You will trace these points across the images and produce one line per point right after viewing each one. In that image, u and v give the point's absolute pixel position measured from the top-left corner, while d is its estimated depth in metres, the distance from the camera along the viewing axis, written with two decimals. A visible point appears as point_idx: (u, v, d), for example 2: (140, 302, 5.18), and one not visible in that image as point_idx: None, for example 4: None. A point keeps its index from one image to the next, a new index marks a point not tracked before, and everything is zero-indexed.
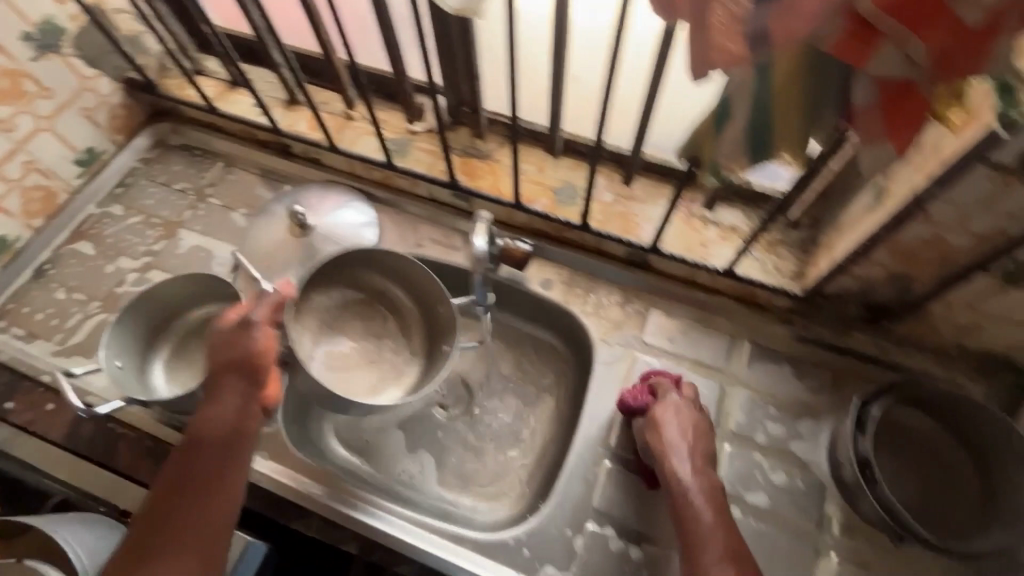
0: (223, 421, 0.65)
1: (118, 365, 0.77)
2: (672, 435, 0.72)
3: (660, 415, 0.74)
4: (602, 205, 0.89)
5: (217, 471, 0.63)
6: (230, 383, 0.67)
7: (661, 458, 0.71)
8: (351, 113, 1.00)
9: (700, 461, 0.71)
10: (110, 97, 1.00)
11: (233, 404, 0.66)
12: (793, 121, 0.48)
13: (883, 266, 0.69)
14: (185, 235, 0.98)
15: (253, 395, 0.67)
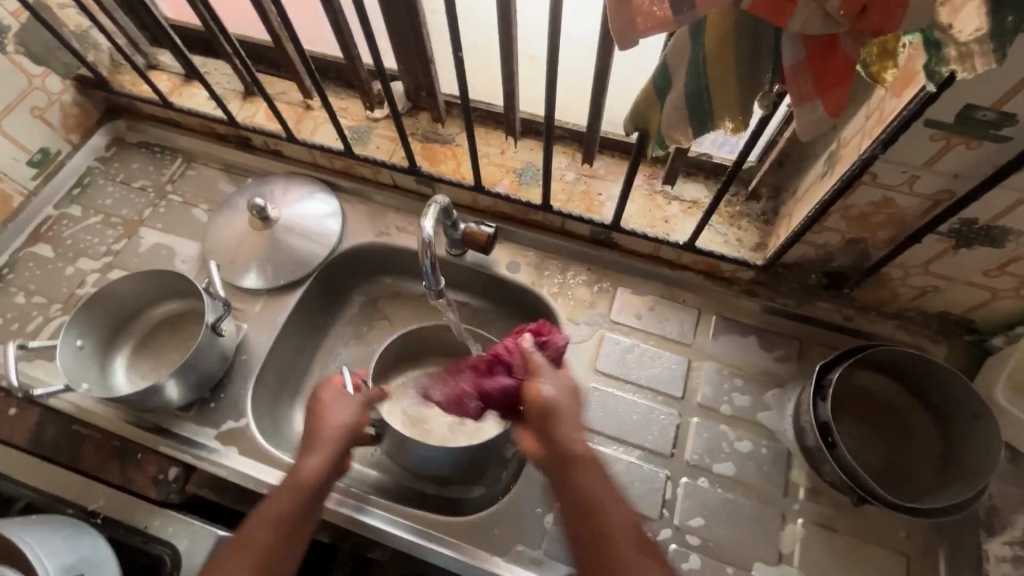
0: (315, 484, 0.64)
1: (78, 345, 0.77)
2: (562, 407, 0.60)
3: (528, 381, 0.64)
4: (564, 184, 0.89)
5: (296, 547, 0.60)
6: (323, 446, 0.67)
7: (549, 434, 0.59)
8: (309, 103, 0.98)
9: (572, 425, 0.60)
10: (60, 96, 0.98)
11: (327, 468, 0.65)
12: (731, 85, 0.48)
13: (839, 232, 0.69)
14: (146, 233, 0.96)
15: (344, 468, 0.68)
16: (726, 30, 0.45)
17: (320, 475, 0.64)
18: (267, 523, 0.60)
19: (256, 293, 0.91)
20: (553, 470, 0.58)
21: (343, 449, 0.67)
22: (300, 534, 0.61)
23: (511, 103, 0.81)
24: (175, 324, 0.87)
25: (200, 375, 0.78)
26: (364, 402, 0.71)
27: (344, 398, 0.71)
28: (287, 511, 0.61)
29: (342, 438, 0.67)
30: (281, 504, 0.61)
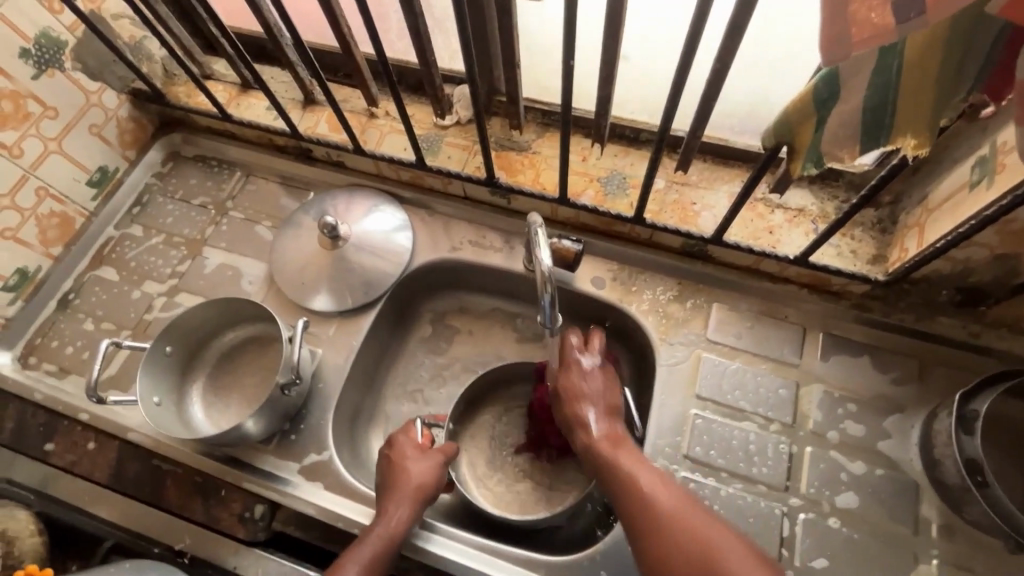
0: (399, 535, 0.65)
1: (168, 351, 0.75)
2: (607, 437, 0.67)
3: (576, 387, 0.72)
4: (654, 193, 0.82)
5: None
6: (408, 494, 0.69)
7: (600, 458, 0.65)
8: (374, 111, 0.93)
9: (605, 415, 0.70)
10: (117, 111, 0.94)
11: (409, 520, 0.67)
12: (921, 98, 0.41)
13: (988, 246, 0.62)
14: (209, 253, 0.92)
15: (417, 520, 0.69)
16: (933, 33, 0.38)
17: (401, 524, 0.66)
18: (350, 566, 0.61)
19: (326, 315, 0.87)
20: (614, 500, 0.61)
21: (420, 503, 0.69)
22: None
23: (604, 108, 0.74)
24: (255, 346, 0.83)
25: (280, 408, 0.74)
26: (441, 457, 0.73)
27: (422, 449, 0.73)
28: (372, 556, 0.63)
29: (421, 490, 0.69)
30: (367, 550, 0.63)
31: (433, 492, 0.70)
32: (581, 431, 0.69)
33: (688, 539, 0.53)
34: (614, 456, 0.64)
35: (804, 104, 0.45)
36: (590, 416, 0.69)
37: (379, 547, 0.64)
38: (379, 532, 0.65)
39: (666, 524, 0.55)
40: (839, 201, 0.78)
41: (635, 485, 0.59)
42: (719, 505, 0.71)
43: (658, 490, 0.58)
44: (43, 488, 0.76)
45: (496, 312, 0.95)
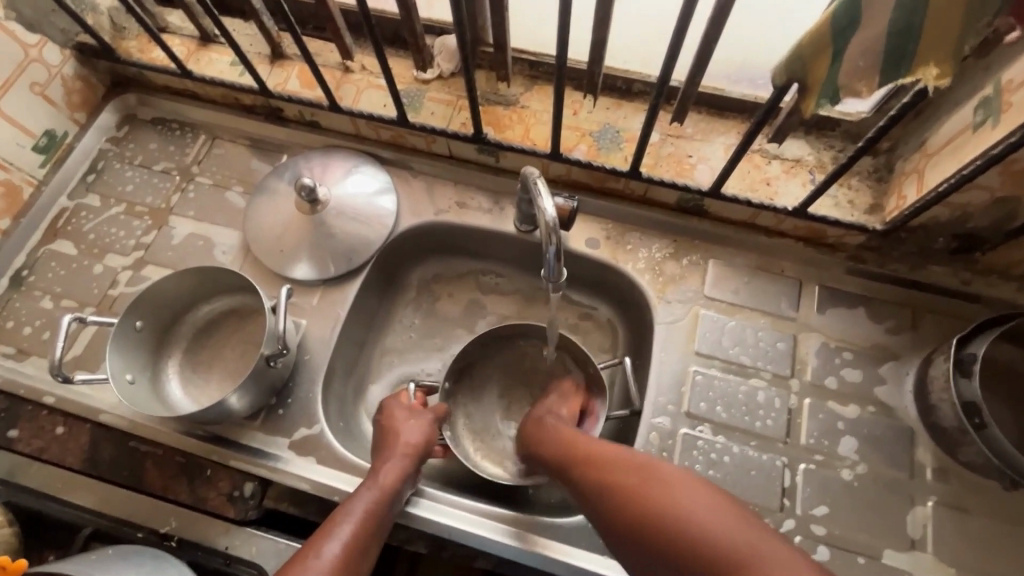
0: (394, 487, 0.63)
1: (138, 326, 0.70)
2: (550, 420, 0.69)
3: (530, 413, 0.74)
4: (649, 147, 0.79)
5: (368, 551, 0.59)
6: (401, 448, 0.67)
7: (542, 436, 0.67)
8: (348, 65, 0.86)
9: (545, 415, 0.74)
10: (61, 68, 0.85)
11: (402, 472, 0.65)
12: (946, 24, 0.39)
13: (988, 190, 0.61)
14: (177, 222, 0.86)
15: (414, 480, 0.67)
16: None
17: (394, 476, 0.64)
18: (346, 523, 0.59)
19: (308, 285, 0.82)
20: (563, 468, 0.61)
21: (414, 459, 0.67)
22: (376, 540, 0.60)
23: (597, 55, 0.70)
24: (233, 319, 0.78)
25: (265, 382, 0.70)
26: (431, 416, 0.72)
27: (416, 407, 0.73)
28: (367, 509, 0.61)
29: (412, 447, 0.68)
30: (362, 506, 0.61)
31: (427, 450, 0.69)
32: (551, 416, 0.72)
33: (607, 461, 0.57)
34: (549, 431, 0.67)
35: (822, 35, 0.43)
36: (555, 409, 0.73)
37: (373, 501, 0.61)
38: (372, 487, 0.63)
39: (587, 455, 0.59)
40: (835, 151, 0.77)
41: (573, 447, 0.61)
42: (722, 459, 0.71)
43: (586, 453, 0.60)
44: (10, 477, 0.71)
45: (487, 277, 0.92)
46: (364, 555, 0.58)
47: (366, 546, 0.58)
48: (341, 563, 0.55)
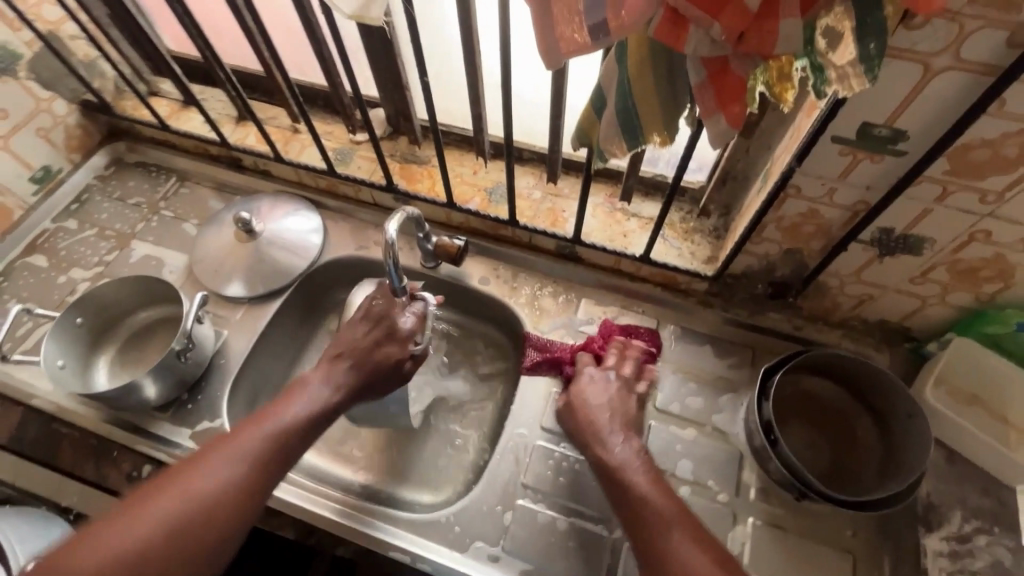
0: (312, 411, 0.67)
1: (79, 322, 0.83)
2: (603, 415, 0.73)
3: (587, 399, 0.75)
4: (531, 202, 0.95)
5: (281, 463, 0.62)
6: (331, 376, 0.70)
7: (613, 480, 0.65)
8: (297, 128, 1.05)
9: (622, 428, 0.71)
10: (66, 118, 1.04)
11: (325, 399, 0.68)
12: (654, 106, 0.54)
13: (776, 242, 0.75)
14: (137, 246, 1.02)
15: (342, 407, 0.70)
16: (644, 57, 0.51)
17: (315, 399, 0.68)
18: (264, 428, 0.63)
19: (238, 302, 0.96)
20: (614, 497, 0.65)
21: (359, 369, 0.72)
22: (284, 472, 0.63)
23: (480, 126, 0.87)
24: (165, 325, 0.90)
25: (178, 376, 0.81)
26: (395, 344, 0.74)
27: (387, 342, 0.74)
28: (286, 424, 0.64)
29: (359, 358, 0.72)
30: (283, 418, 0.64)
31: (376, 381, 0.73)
32: (599, 448, 0.69)
33: (645, 513, 0.61)
34: (624, 474, 0.65)
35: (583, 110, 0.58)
36: (613, 438, 0.70)
37: (294, 417, 0.65)
38: (295, 405, 0.66)
39: (638, 505, 0.62)
40: (685, 211, 0.91)
41: (619, 483, 0.65)
42: (573, 469, 0.79)
43: (645, 499, 0.62)
44: None
45: None
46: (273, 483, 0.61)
47: (272, 475, 0.61)
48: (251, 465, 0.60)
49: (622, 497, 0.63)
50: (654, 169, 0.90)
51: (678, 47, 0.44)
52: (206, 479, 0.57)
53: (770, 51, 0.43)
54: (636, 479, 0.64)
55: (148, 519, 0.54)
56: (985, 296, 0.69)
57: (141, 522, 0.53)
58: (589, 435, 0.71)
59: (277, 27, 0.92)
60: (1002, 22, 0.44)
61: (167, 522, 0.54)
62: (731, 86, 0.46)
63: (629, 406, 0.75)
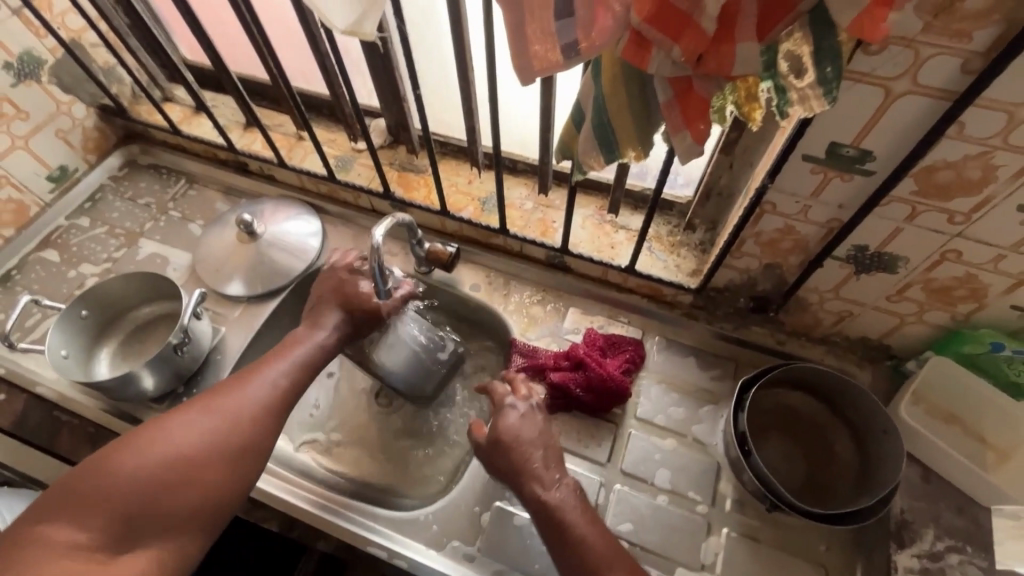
0: (304, 365, 0.73)
1: (84, 315, 0.87)
2: (536, 454, 0.69)
3: (517, 436, 0.70)
4: (523, 212, 0.97)
5: (280, 406, 0.69)
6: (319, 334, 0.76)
7: (549, 519, 0.65)
8: (301, 135, 1.10)
9: (552, 462, 0.70)
10: (84, 121, 1.10)
11: (315, 354, 0.75)
12: (627, 122, 0.56)
13: (755, 256, 0.77)
14: (145, 244, 1.06)
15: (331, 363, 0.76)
16: (617, 75, 0.54)
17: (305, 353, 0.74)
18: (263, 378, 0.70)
19: (236, 300, 0.99)
20: (550, 536, 0.64)
21: (346, 319, 0.79)
22: (282, 414, 0.70)
23: (474, 137, 0.91)
24: (166, 321, 0.94)
25: (174, 369, 0.84)
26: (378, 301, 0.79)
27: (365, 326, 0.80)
28: (284, 375, 0.71)
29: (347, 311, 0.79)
30: (279, 371, 0.71)
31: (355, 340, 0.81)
32: (535, 486, 0.67)
33: (582, 551, 0.62)
34: (560, 513, 0.64)
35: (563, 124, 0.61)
36: (549, 476, 0.68)
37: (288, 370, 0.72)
38: (289, 359, 0.73)
39: (575, 543, 0.62)
40: (672, 225, 0.93)
41: (555, 521, 0.64)
42: None
43: (582, 535, 0.63)
44: None
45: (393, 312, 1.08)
46: (272, 418, 0.68)
47: (271, 420, 0.68)
48: (254, 407, 0.67)
49: (559, 536, 0.63)
50: (642, 182, 0.93)
51: (642, 67, 0.46)
52: (213, 418, 0.64)
53: (728, 72, 0.45)
54: (571, 516, 0.64)
55: (175, 436, 0.62)
56: (961, 315, 0.70)
57: (156, 438, 0.61)
58: (521, 473, 0.68)
59: (284, 39, 0.96)
60: (956, 50, 0.46)
61: (191, 441, 0.62)
62: (696, 104, 0.49)
63: (548, 431, 0.73)
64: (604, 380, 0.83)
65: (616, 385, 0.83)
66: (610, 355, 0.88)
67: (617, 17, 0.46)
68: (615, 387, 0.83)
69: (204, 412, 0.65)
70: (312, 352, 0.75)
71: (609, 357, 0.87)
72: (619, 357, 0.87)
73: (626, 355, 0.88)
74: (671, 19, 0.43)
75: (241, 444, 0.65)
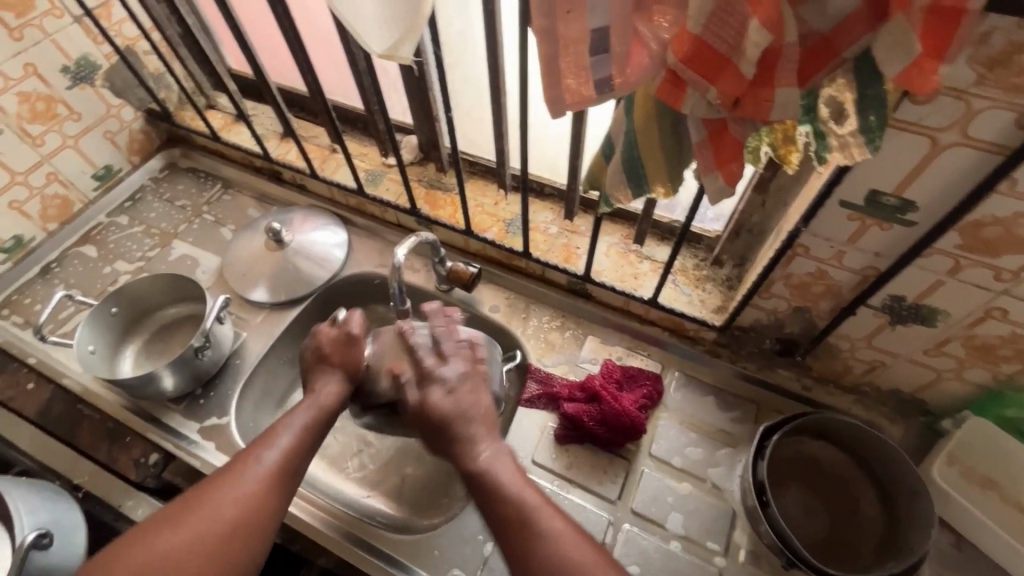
0: (299, 437, 0.65)
1: (114, 311, 0.89)
2: (461, 407, 0.63)
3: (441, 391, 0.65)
4: (547, 236, 0.97)
5: (280, 488, 0.61)
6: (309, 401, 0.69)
7: (482, 482, 0.58)
8: (334, 147, 1.12)
9: (487, 423, 0.64)
10: (131, 123, 1.14)
11: (309, 423, 0.67)
12: (658, 160, 0.56)
13: (785, 298, 0.74)
14: (177, 244, 1.09)
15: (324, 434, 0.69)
16: (649, 113, 0.53)
17: (297, 425, 0.66)
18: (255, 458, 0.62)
19: (259, 306, 1.01)
20: (483, 501, 0.58)
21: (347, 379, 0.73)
22: (281, 495, 0.61)
23: (502, 159, 0.91)
24: (191, 322, 0.96)
25: (194, 371, 0.86)
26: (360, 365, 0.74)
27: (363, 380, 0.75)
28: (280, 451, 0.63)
29: (346, 367, 0.73)
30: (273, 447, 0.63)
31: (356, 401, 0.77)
32: (468, 447, 0.61)
33: (516, 516, 0.55)
34: (495, 475, 0.58)
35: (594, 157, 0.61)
36: (484, 436, 0.62)
37: (285, 445, 0.64)
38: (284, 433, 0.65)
39: (510, 508, 0.56)
40: (698, 258, 0.91)
41: (487, 482, 0.58)
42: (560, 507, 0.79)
43: (520, 498, 0.56)
44: None
45: None
46: (270, 503, 0.59)
47: (269, 505, 0.59)
48: (251, 493, 0.59)
49: (491, 500, 0.57)
50: (672, 215, 0.91)
51: (678, 106, 0.45)
52: (200, 514, 0.56)
53: (766, 117, 0.44)
54: (505, 479, 0.58)
55: (155, 548, 0.53)
56: (1003, 375, 0.66)
57: (132, 553, 0.52)
58: (449, 433, 0.62)
59: (325, 54, 0.98)
60: (1011, 104, 0.44)
61: (172, 549, 0.53)
62: (730, 146, 0.48)
63: (484, 396, 0.66)
64: (617, 420, 0.81)
65: (631, 423, 0.80)
66: (628, 389, 0.86)
67: (653, 56, 0.45)
68: (630, 425, 0.81)
69: (193, 505, 0.57)
70: (306, 421, 0.67)
71: (625, 391, 0.85)
72: (637, 392, 0.85)
73: (643, 390, 0.85)
74: (709, 61, 0.42)
75: (239, 525, 0.57)
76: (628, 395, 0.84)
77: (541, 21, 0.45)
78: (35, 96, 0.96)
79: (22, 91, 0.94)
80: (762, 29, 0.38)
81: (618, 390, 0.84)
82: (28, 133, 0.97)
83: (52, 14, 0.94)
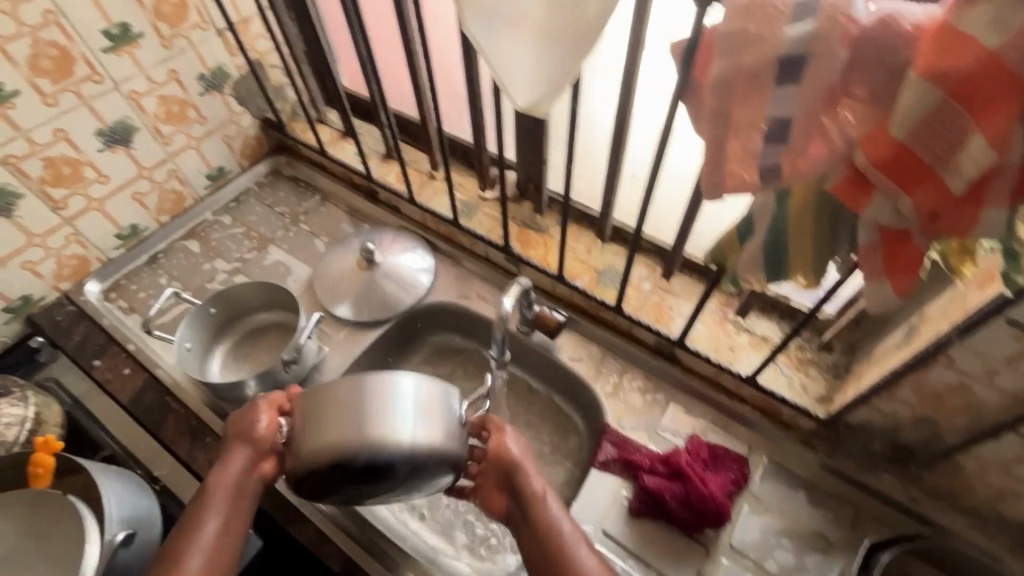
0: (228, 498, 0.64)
1: (212, 312, 0.93)
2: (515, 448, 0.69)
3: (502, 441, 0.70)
4: (639, 292, 0.94)
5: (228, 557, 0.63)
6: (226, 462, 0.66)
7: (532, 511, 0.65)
8: (434, 174, 1.13)
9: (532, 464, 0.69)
10: (248, 130, 1.20)
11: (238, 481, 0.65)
12: (806, 251, 0.52)
13: (910, 403, 0.68)
14: (273, 250, 1.13)
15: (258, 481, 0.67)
16: (809, 203, 0.50)
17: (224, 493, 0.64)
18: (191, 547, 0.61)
19: (343, 322, 1.02)
20: (529, 529, 0.65)
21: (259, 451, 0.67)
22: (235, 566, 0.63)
23: (606, 211, 0.89)
24: (279, 330, 0.98)
25: (279, 382, 0.87)
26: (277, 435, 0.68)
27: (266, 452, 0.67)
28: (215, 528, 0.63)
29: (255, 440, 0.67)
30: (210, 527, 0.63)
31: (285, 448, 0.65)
32: (518, 482, 0.67)
33: (558, 548, 0.62)
34: (539, 506, 0.65)
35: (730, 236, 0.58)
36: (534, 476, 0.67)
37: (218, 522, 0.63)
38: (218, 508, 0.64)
39: (554, 538, 0.62)
40: (803, 338, 0.86)
41: (533, 514, 0.65)
42: None
43: (561, 531, 0.63)
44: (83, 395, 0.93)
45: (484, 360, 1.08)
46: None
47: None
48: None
49: (535, 529, 0.64)
50: (783, 292, 0.85)
51: (857, 208, 0.43)
52: None
53: (964, 235, 0.40)
54: (551, 514, 0.64)
55: None
56: None
57: None
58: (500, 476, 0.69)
59: (443, 87, 1.00)
60: None
61: None
62: (906, 256, 0.44)
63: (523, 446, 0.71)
64: (696, 505, 0.76)
65: (711, 511, 0.75)
66: (713, 471, 0.80)
67: (839, 152, 0.42)
68: (711, 512, 0.75)
69: None
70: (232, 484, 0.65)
71: (710, 473, 0.79)
72: (722, 475, 0.80)
73: (729, 475, 0.80)
74: (909, 170, 0.38)
75: None
76: (712, 477, 0.78)
77: (718, 104, 0.43)
78: (172, 100, 1.03)
79: (162, 94, 1.01)
80: (986, 146, 0.35)
81: (702, 469, 0.79)
82: (161, 132, 1.04)
83: (200, 26, 1.01)
